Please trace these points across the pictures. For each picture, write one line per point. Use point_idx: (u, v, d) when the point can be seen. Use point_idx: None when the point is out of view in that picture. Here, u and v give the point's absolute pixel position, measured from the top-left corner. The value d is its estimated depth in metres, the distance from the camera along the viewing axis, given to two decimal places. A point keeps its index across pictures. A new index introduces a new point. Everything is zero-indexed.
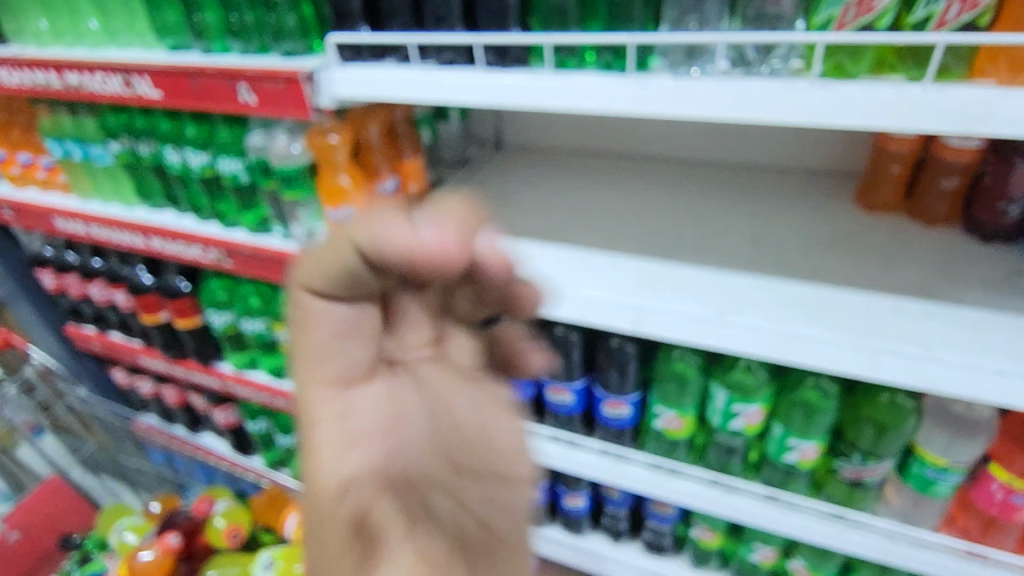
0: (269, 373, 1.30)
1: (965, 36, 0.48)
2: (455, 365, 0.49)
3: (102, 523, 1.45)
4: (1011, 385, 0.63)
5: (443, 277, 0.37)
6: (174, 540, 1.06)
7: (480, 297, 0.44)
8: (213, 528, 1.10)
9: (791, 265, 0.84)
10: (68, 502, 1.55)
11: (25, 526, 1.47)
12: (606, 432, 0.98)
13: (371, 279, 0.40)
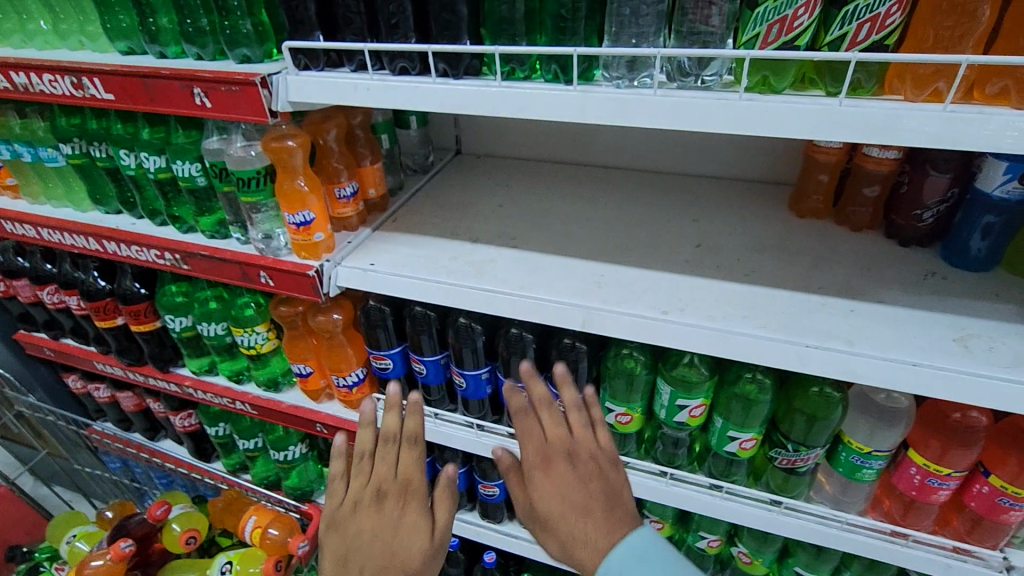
0: (229, 378, 1.29)
1: (876, 54, 0.51)
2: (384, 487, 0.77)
3: (55, 532, 1.41)
4: (920, 375, 0.69)
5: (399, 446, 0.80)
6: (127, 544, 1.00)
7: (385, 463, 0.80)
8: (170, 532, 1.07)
9: (729, 267, 0.90)
10: (16, 513, 1.49)
11: None
12: None
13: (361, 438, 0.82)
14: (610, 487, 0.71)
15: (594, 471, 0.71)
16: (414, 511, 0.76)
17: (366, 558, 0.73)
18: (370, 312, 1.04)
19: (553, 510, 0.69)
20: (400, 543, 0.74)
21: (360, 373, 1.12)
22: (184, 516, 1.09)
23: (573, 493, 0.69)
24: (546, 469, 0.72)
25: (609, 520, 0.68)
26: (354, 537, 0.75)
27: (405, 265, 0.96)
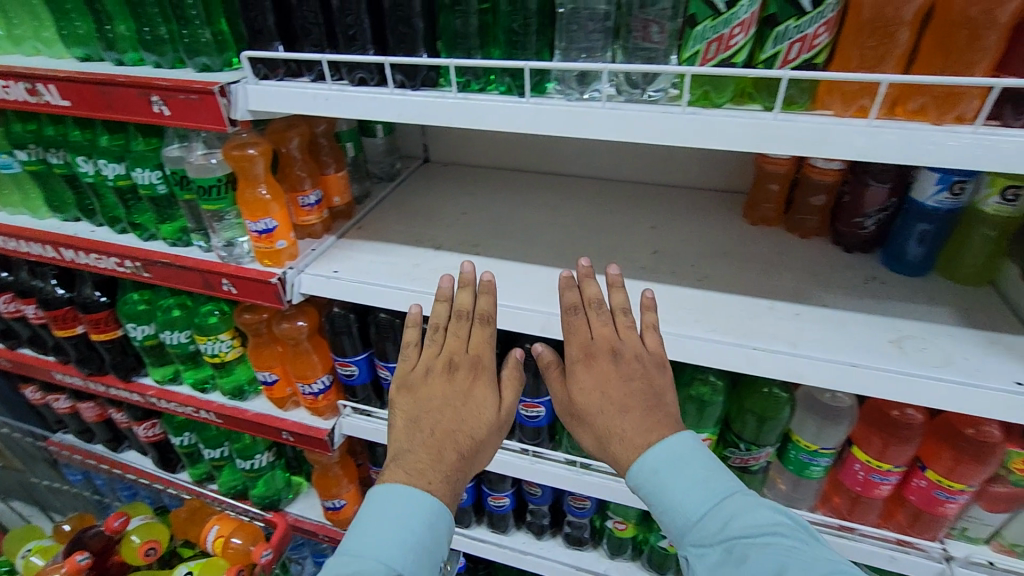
0: (193, 386, 1.27)
1: (805, 72, 0.54)
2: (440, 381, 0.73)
3: (11, 547, 1.37)
4: (860, 375, 0.73)
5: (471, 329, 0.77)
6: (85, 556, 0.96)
7: (457, 344, 0.76)
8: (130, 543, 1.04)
9: (685, 273, 0.93)
10: None
11: None
12: (525, 432, 1.04)
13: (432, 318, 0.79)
14: (655, 389, 0.69)
15: (636, 370, 0.69)
16: (484, 383, 0.74)
17: (439, 419, 0.71)
18: (334, 319, 1.04)
19: (592, 405, 0.69)
20: (471, 409, 0.72)
21: (325, 380, 1.12)
22: (145, 528, 1.05)
23: (614, 390, 0.69)
24: (588, 364, 0.71)
25: (652, 418, 0.68)
26: (426, 399, 0.73)
27: (369, 272, 0.97)
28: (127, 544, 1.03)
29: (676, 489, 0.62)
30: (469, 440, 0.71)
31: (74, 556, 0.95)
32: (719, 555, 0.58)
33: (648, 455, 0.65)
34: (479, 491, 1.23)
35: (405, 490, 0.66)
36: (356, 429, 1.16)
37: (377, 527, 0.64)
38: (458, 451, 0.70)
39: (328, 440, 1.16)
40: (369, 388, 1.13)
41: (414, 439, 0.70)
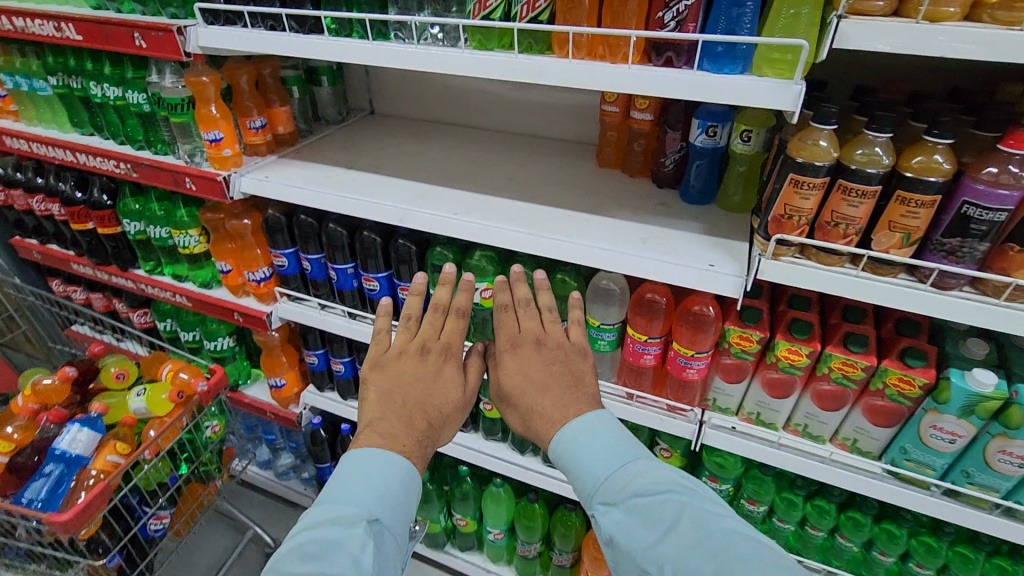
0: (172, 277, 1.61)
1: (520, 22, 0.82)
2: (414, 364, 0.89)
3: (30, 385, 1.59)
4: (607, 256, 1.01)
5: (445, 325, 0.94)
6: (71, 372, 1.27)
7: (432, 335, 0.93)
8: (106, 373, 1.34)
9: (525, 194, 1.22)
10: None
11: None
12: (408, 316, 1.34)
13: (414, 314, 0.94)
14: (573, 372, 0.92)
15: (557, 356, 0.93)
16: (451, 367, 0.92)
17: (410, 395, 0.86)
18: (269, 220, 1.36)
19: (517, 387, 0.92)
20: (439, 387, 0.89)
21: (265, 271, 1.45)
22: (119, 361, 1.36)
23: (535, 372, 0.92)
24: (515, 352, 0.94)
25: (571, 397, 0.90)
26: (400, 376, 0.88)
27: (291, 179, 1.28)
28: (104, 369, 1.34)
29: (590, 460, 0.82)
30: (436, 412, 0.87)
31: (64, 367, 1.26)
32: (621, 510, 0.78)
33: (567, 428, 0.86)
34: None
35: (381, 459, 0.80)
36: (288, 312, 1.47)
37: (356, 482, 0.77)
38: (427, 421, 0.86)
39: (263, 318, 1.47)
40: (298, 278, 1.45)
41: (388, 409, 0.85)
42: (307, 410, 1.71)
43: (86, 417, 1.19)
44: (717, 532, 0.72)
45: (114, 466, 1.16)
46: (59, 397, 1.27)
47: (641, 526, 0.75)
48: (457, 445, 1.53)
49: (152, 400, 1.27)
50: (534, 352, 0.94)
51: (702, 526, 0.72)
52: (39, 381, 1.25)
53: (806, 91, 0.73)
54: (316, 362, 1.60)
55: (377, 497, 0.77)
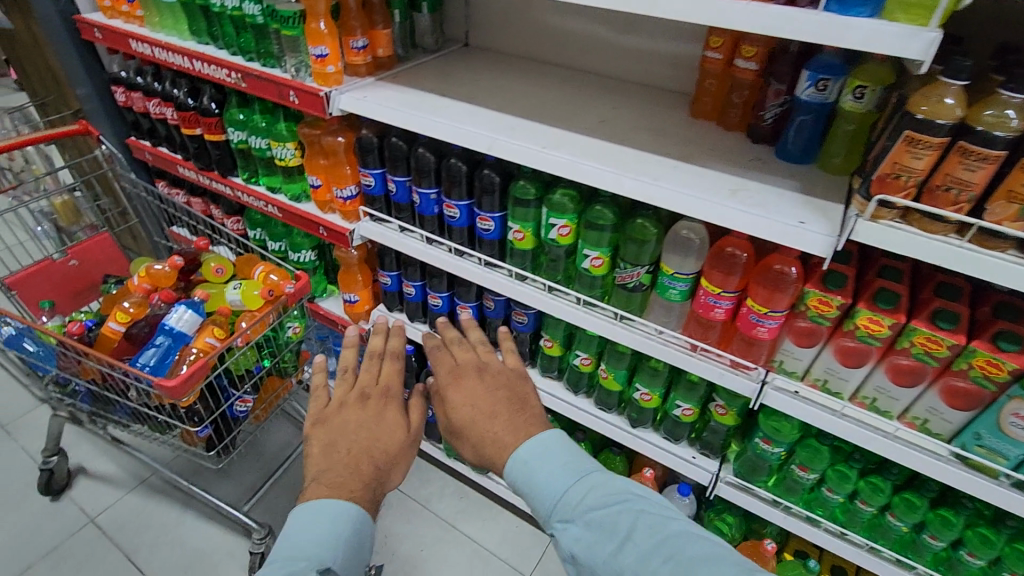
0: (267, 188, 1.72)
1: None
2: (355, 411, 1.15)
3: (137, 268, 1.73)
4: (692, 202, 1.00)
5: (376, 375, 1.23)
6: (179, 260, 1.40)
7: (367, 386, 1.20)
8: (205, 266, 1.46)
9: (613, 135, 1.21)
10: (113, 255, 1.75)
11: (82, 258, 1.68)
12: (483, 244, 1.38)
13: (348, 370, 1.24)
14: (518, 396, 1.11)
15: (500, 382, 1.13)
16: (390, 408, 1.17)
17: (353, 443, 1.10)
18: (362, 140, 1.42)
19: (464, 415, 1.09)
20: (381, 428, 1.13)
21: (353, 190, 1.51)
22: (218, 256, 1.49)
23: (479, 401, 1.10)
24: (456, 382, 1.14)
25: (511, 418, 1.07)
26: (342, 426, 1.13)
27: (387, 100, 1.33)
28: (205, 262, 1.46)
29: (545, 481, 0.94)
30: (380, 453, 1.10)
31: (174, 255, 1.40)
32: (580, 523, 0.87)
33: (522, 450, 0.99)
34: (453, 302, 1.61)
35: (327, 509, 1.02)
36: (369, 232, 1.55)
37: (307, 538, 0.98)
38: (371, 461, 1.09)
39: (346, 235, 1.55)
40: (382, 200, 1.51)
41: (333, 459, 1.08)
42: (376, 327, 1.82)
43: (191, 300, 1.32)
44: (673, 536, 0.82)
45: (211, 347, 1.30)
46: (169, 282, 1.41)
47: (601, 538, 0.84)
48: None
49: (246, 294, 1.39)
50: (477, 380, 1.14)
51: (657, 532, 0.82)
52: (153, 265, 1.39)
53: (939, 40, 0.69)
54: (389, 283, 1.69)
55: (326, 548, 0.97)
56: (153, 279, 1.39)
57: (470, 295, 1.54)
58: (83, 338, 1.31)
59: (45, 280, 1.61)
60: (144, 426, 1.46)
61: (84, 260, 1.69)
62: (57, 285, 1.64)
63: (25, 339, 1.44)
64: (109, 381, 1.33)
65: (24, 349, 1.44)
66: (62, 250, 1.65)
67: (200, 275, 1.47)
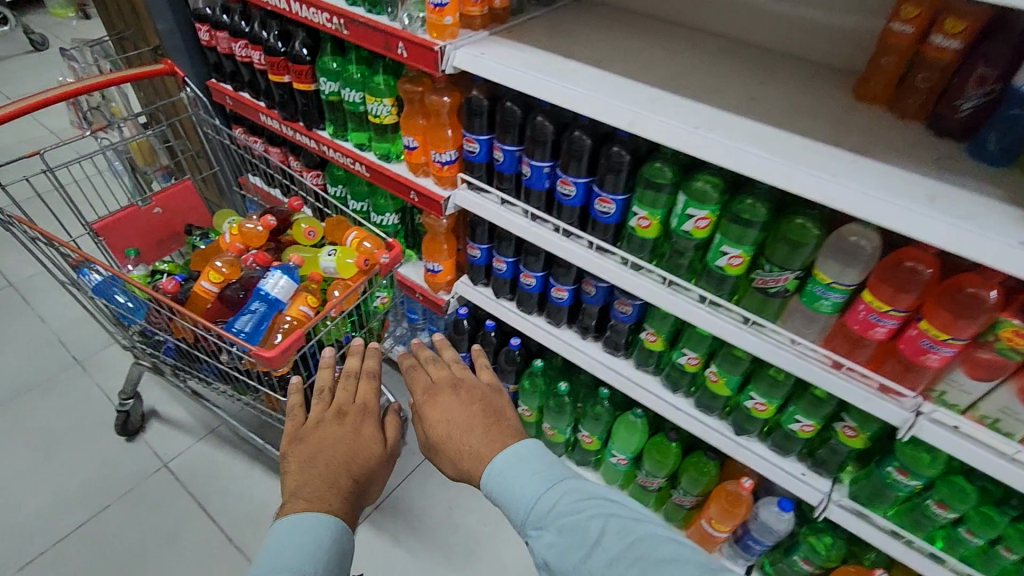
0: (354, 144, 1.62)
1: None
2: (332, 427, 1.29)
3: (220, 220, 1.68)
4: (878, 207, 0.85)
5: (350, 393, 1.38)
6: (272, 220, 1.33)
7: (344, 403, 1.35)
8: (297, 227, 1.39)
9: (771, 116, 1.05)
10: (195, 203, 1.69)
11: (166, 206, 1.63)
12: (596, 226, 1.26)
13: (319, 388, 1.37)
14: (489, 407, 1.36)
15: (474, 399, 1.37)
16: (368, 424, 1.32)
17: (333, 456, 1.23)
18: (471, 101, 1.29)
19: (445, 429, 1.31)
20: (359, 442, 1.28)
21: (452, 154, 1.40)
22: (309, 217, 1.41)
23: (454, 416, 1.33)
24: (434, 400, 1.38)
25: (483, 431, 1.29)
26: (322, 442, 1.25)
27: (507, 56, 1.19)
28: (296, 224, 1.39)
29: (521, 487, 0.96)
30: (357, 467, 1.24)
31: (267, 215, 1.33)
32: (553, 531, 0.89)
33: (501, 457, 1.01)
34: (547, 282, 1.51)
35: (309, 519, 1.10)
36: (466, 202, 1.45)
37: (291, 550, 1.04)
38: (350, 473, 1.22)
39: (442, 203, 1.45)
40: (483, 168, 1.40)
41: (311, 472, 1.19)
42: (456, 298, 1.74)
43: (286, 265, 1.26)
44: (641, 539, 0.86)
45: (305, 316, 1.25)
46: (261, 242, 1.35)
47: (572, 545, 0.86)
48: (607, 367, 1.50)
49: (341, 263, 1.32)
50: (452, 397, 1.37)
51: (627, 536, 0.86)
52: (245, 223, 1.33)
53: None
54: (478, 257, 1.59)
55: (307, 559, 1.04)
56: (244, 239, 1.33)
57: (567, 278, 1.44)
58: (177, 295, 1.28)
59: (130, 228, 1.57)
60: (229, 386, 1.44)
61: (167, 208, 1.63)
62: (141, 232, 1.60)
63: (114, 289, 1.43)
64: (200, 342, 1.29)
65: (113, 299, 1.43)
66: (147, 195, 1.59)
67: (291, 235, 1.41)
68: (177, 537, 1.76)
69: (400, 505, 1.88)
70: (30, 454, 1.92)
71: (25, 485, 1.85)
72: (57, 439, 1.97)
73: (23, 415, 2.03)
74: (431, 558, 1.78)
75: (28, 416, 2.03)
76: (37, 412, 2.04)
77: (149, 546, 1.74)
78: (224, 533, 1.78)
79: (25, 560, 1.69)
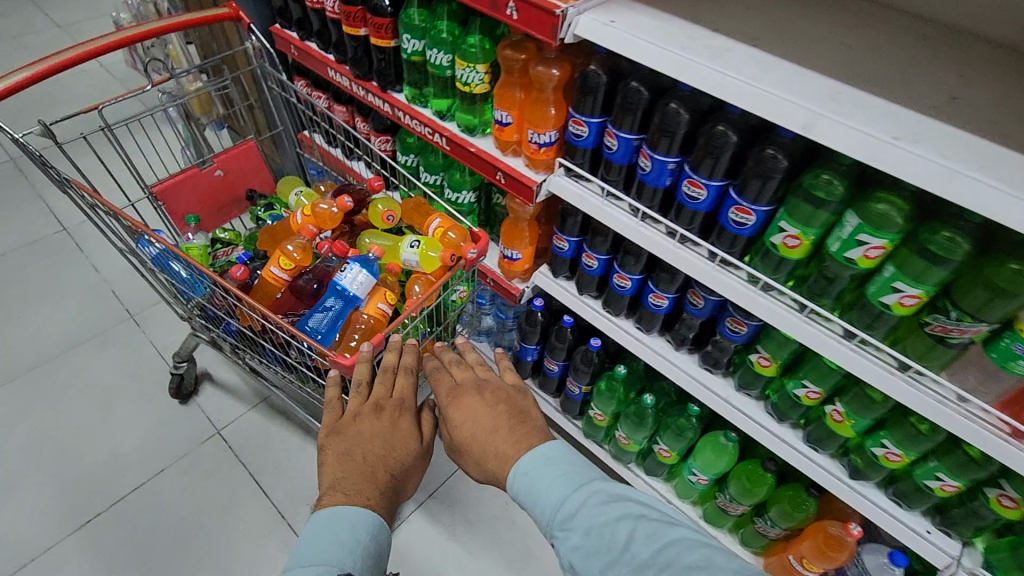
0: (434, 112, 1.44)
1: None
2: (370, 421, 1.21)
3: (285, 188, 1.54)
4: None
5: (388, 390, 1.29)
6: (349, 201, 1.18)
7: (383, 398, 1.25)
8: (374, 209, 1.24)
9: (984, 124, 0.84)
10: (257, 165, 1.55)
11: (227, 168, 1.49)
12: (723, 236, 1.07)
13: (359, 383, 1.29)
14: (517, 409, 1.25)
15: (499, 397, 1.27)
16: (405, 421, 1.22)
17: (370, 451, 1.14)
18: (587, 76, 1.09)
19: (470, 430, 1.22)
20: (396, 439, 1.18)
21: (552, 136, 1.22)
22: (387, 198, 1.25)
23: (480, 415, 1.24)
24: (458, 397, 1.28)
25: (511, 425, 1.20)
26: (359, 438, 1.16)
27: (643, 26, 0.98)
28: (374, 205, 1.24)
29: (545, 487, 0.91)
30: (394, 463, 1.15)
31: (342, 196, 1.18)
32: (579, 534, 0.85)
33: (527, 458, 0.95)
34: (644, 286, 1.34)
35: (348, 514, 1.04)
36: (562, 190, 1.27)
37: (329, 543, 1.00)
38: (386, 472, 1.13)
39: (535, 189, 1.28)
40: (587, 154, 1.21)
41: (349, 469, 1.11)
42: (532, 288, 1.59)
43: (364, 257, 1.12)
44: (670, 541, 0.83)
45: (383, 315, 1.13)
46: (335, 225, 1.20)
47: (597, 550, 0.83)
48: (703, 385, 1.35)
49: (424, 256, 1.17)
50: (477, 396, 1.28)
51: (656, 539, 0.83)
52: (318, 203, 1.18)
53: None
54: (566, 249, 1.43)
55: (348, 553, 0.99)
56: (315, 221, 1.19)
57: (670, 287, 1.27)
58: (245, 282, 1.15)
59: (190, 191, 1.45)
60: (291, 374, 1.34)
61: (228, 169, 1.50)
62: (201, 196, 1.48)
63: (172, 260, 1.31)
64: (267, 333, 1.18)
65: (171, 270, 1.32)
66: (207, 156, 1.45)
67: (367, 216, 1.26)
68: (231, 508, 1.73)
69: (455, 493, 1.81)
70: (86, 409, 1.90)
71: (82, 441, 1.83)
72: (112, 396, 1.94)
73: (77, 368, 2.00)
74: (486, 553, 1.71)
75: (83, 369, 2.00)
76: (92, 366, 2.00)
77: (203, 515, 1.71)
78: (277, 508, 1.74)
79: (85, 518, 1.68)
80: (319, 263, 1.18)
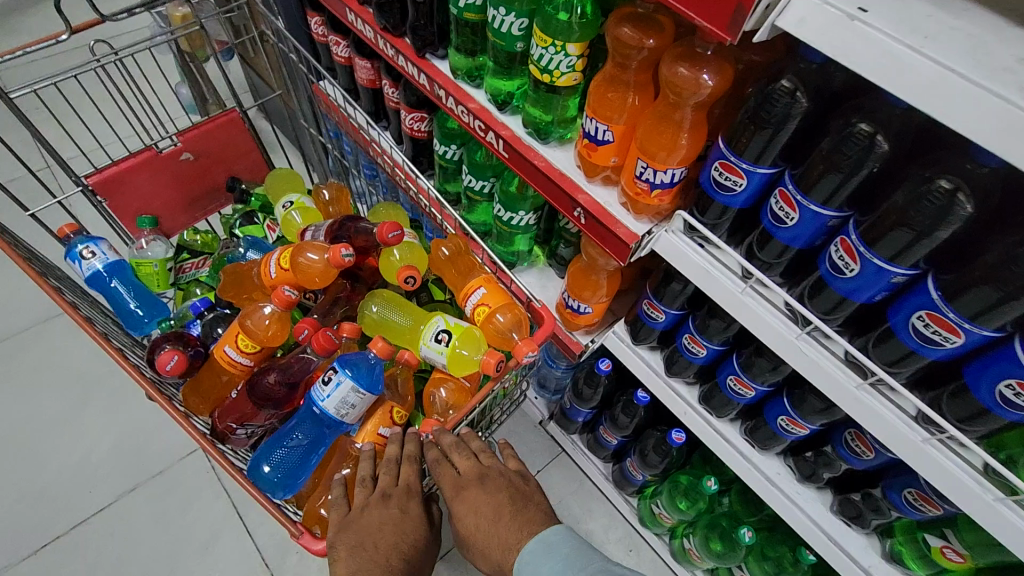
0: (489, 98, 0.97)
1: None
2: (379, 505, 0.87)
3: (273, 184, 1.40)
4: None
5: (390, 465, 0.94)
6: (348, 258, 0.94)
7: (387, 479, 0.91)
8: (392, 259, 1.10)
9: None
10: (240, 144, 1.36)
11: (197, 151, 1.30)
12: (967, 404, 0.62)
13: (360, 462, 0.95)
14: (521, 492, 0.91)
15: (501, 484, 0.91)
16: (415, 503, 0.89)
17: (379, 540, 0.83)
18: (768, 96, 0.62)
19: (473, 526, 0.87)
20: (408, 524, 0.86)
21: (676, 175, 0.75)
22: (403, 247, 1.11)
23: (484, 507, 0.87)
24: (461, 493, 0.89)
25: (524, 518, 0.86)
26: (366, 531, 0.83)
27: (929, 27, 0.48)
28: (387, 257, 1.10)
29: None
30: (410, 552, 0.84)
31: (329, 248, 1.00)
32: None
33: (527, 548, 0.80)
34: (772, 402, 0.92)
35: None
36: (674, 254, 0.82)
37: None
38: (403, 560, 0.82)
39: (632, 247, 0.83)
40: (731, 214, 0.75)
41: (361, 559, 0.79)
42: (596, 346, 1.14)
43: (359, 359, 0.95)
44: None
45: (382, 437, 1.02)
46: (320, 280, 1.05)
47: None
48: (836, 545, 0.93)
49: (453, 354, 1.00)
50: (478, 486, 0.89)
51: None
52: (301, 255, 1.02)
53: None
54: (661, 321, 0.99)
55: None
56: (305, 272, 1.02)
57: (819, 421, 0.85)
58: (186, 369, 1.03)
59: (150, 177, 1.27)
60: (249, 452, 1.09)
61: (195, 149, 1.29)
62: (171, 184, 1.32)
63: (111, 277, 1.18)
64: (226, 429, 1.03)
65: (111, 290, 1.19)
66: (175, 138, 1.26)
67: (380, 262, 1.13)
68: (210, 547, 1.46)
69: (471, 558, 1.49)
70: (54, 402, 1.62)
71: (46, 442, 1.56)
72: (87, 386, 1.65)
73: (48, 347, 1.70)
74: None
75: (53, 349, 1.70)
76: (65, 347, 1.71)
77: (177, 554, 1.45)
78: (261, 554, 1.47)
79: (45, 539, 1.45)
80: (298, 353, 1.04)
